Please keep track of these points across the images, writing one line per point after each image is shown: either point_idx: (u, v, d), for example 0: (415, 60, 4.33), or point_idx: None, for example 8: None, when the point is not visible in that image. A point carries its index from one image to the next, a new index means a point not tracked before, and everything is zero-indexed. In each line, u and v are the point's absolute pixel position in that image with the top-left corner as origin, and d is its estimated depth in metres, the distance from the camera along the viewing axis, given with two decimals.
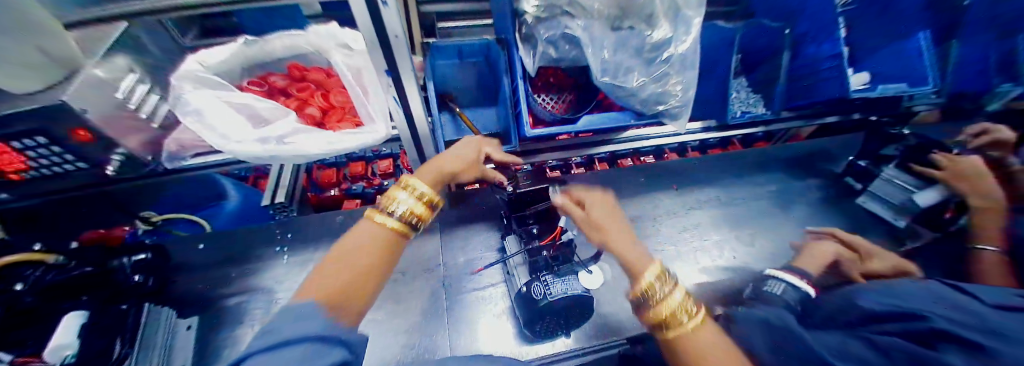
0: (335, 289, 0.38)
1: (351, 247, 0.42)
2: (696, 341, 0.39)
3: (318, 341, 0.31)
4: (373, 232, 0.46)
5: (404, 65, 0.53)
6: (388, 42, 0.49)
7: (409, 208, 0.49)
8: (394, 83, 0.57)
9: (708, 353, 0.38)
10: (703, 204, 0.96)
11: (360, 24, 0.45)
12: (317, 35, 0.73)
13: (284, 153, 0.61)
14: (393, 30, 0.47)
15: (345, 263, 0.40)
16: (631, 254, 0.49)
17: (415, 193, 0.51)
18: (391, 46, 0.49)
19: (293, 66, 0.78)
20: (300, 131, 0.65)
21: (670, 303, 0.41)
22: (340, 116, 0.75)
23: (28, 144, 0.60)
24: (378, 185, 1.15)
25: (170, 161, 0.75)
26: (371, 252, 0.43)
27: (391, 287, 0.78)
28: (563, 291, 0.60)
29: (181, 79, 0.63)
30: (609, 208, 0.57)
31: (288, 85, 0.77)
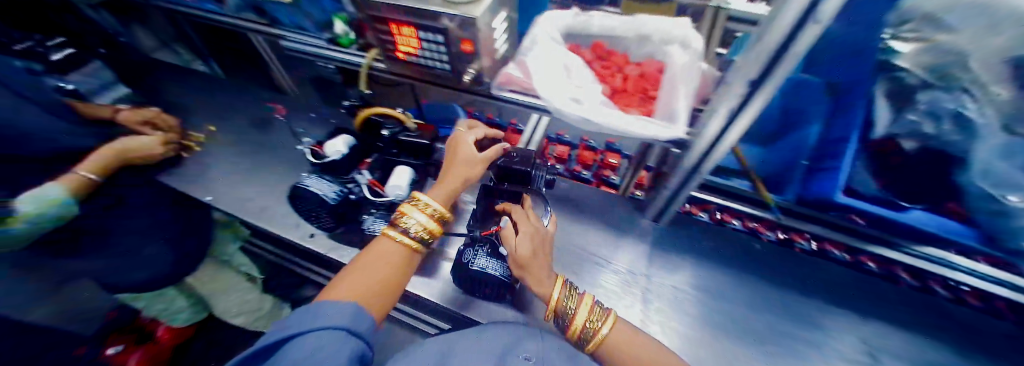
0: (361, 289, 0.58)
1: (369, 263, 0.62)
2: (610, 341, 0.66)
3: (337, 327, 0.50)
4: (393, 247, 0.65)
5: (772, 84, 0.52)
6: (781, 60, 0.48)
7: (419, 226, 0.67)
8: (748, 94, 0.55)
9: (628, 341, 0.66)
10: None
11: (773, 33, 0.46)
12: (647, 25, 0.80)
13: (593, 119, 0.73)
14: (801, 47, 0.46)
15: (370, 275, 0.60)
16: (548, 282, 0.70)
17: (426, 211, 0.68)
18: (776, 64, 0.49)
19: (599, 43, 0.85)
20: (601, 103, 0.75)
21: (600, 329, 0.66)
22: (629, 102, 0.79)
23: (433, 39, 0.74)
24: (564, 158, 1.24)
25: (499, 88, 0.82)
26: (391, 269, 0.63)
27: (580, 260, 0.87)
28: (480, 266, 0.79)
29: (540, 34, 0.78)
30: (540, 244, 0.73)
31: (593, 60, 0.85)
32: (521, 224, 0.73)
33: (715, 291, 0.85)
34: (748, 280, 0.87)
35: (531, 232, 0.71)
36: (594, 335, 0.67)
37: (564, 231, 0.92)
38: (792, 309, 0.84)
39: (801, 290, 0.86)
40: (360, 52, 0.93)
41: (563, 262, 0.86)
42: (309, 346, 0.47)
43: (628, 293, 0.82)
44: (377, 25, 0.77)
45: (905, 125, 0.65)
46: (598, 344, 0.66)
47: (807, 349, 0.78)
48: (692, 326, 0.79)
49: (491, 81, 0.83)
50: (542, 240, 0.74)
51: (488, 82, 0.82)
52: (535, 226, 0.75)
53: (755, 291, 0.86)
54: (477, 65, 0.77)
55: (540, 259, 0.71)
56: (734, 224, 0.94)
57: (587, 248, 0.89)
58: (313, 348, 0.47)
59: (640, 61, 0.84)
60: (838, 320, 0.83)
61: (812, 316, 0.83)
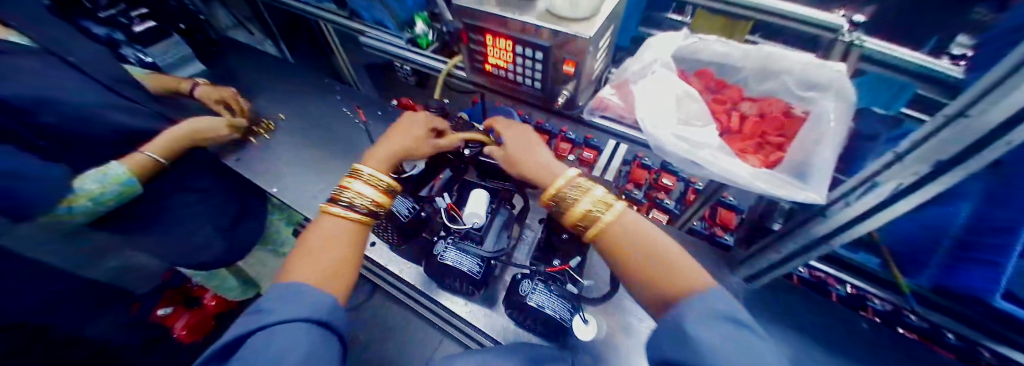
0: (305, 262, 0.51)
1: (318, 241, 0.55)
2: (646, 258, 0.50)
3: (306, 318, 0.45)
4: (342, 225, 0.58)
5: (963, 170, 0.41)
6: (987, 146, 0.38)
7: (363, 197, 0.60)
8: (929, 174, 0.44)
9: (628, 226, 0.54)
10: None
11: (985, 114, 0.36)
12: (778, 60, 0.69)
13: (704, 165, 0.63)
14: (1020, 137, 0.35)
15: (319, 252, 0.53)
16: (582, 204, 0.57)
17: (371, 183, 0.61)
18: (978, 149, 0.39)
19: (709, 72, 0.75)
20: (714, 145, 0.65)
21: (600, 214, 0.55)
22: (745, 146, 0.68)
23: (529, 54, 0.68)
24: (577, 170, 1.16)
25: (591, 114, 0.74)
26: (341, 242, 0.55)
27: None
28: (536, 304, 0.64)
29: (653, 60, 0.70)
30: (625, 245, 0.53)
31: (701, 91, 0.75)
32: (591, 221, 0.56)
33: None
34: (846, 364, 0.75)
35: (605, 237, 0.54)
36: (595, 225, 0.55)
37: None
38: None
39: None
40: (441, 58, 0.88)
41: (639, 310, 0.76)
42: (268, 339, 0.42)
43: None
44: (470, 34, 0.72)
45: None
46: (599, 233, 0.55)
47: None
48: None
49: (583, 106, 0.75)
50: (629, 229, 0.54)
51: (579, 106, 0.74)
52: (610, 210, 0.55)
53: None
54: (573, 87, 0.70)
55: (637, 262, 0.51)
56: (833, 290, 0.82)
57: None
58: (272, 347, 0.41)
59: (760, 99, 0.74)
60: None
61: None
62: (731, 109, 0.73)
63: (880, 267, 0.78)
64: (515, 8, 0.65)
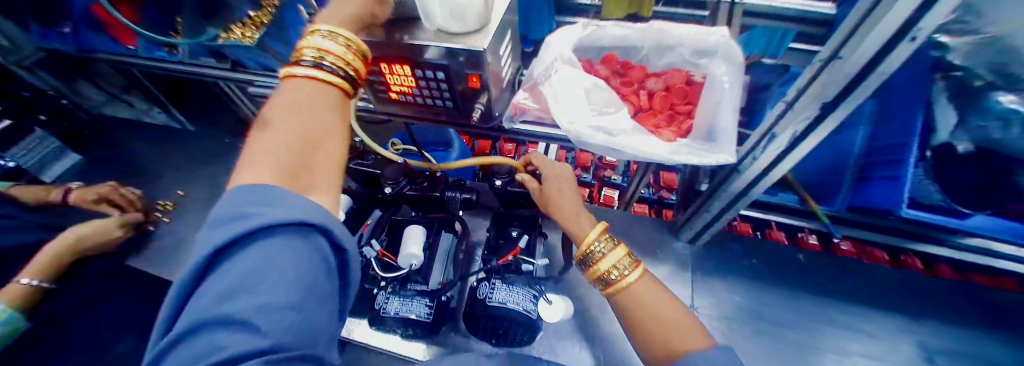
0: (283, 145, 0.35)
1: (284, 110, 0.38)
2: (633, 294, 0.53)
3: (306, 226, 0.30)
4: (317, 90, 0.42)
5: (847, 106, 0.44)
6: (868, 80, 0.40)
7: (325, 53, 0.43)
8: (818, 117, 0.47)
9: (650, 298, 0.52)
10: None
11: (856, 52, 0.38)
12: (670, 34, 0.72)
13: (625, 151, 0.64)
14: (891, 66, 0.38)
15: (299, 125, 0.37)
16: (582, 223, 0.59)
17: (334, 39, 0.44)
18: (861, 84, 0.41)
19: (613, 57, 0.77)
20: (630, 129, 0.66)
21: (604, 266, 0.55)
22: (658, 121, 0.71)
23: (431, 76, 0.64)
24: None
25: (509, 121, 0.72)
26: (324, 115, 0.40)
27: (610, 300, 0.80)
28: (498, 302, 0.60)
29: (555, 57, 0.69)
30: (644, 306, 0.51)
31: (609, 76, 0.76)
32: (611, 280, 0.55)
33: (754, 309, 0.80)
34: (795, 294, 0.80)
35: (629, 295, 0.53)
36: (610, 279, 0.55)
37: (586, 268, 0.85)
38: (846, 321, 0.78)
39: (841, 295, 0.82)
40: None
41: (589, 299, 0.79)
42: (265, 253, 0.28)
43: None
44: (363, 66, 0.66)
45: (970, 129, 0.57)
46: (618, 292, 0.54)
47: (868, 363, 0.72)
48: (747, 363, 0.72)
49: (502, 114, 0.73)
50: (650, 294, 0.53)
51: (497, 116, 0.72)
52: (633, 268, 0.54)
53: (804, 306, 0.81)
54: (485, 99, 0.67)
55: (646, 320, 0.51)
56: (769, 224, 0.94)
57: None
58: (268, 269, 0.27)
59: (662, 73, 0.77)
60: (894, 326, 0.77)
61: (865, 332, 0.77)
62: (639, 89, 0.75)
63: (800, 203, 0.85)
64: (402, 31, 0.60)
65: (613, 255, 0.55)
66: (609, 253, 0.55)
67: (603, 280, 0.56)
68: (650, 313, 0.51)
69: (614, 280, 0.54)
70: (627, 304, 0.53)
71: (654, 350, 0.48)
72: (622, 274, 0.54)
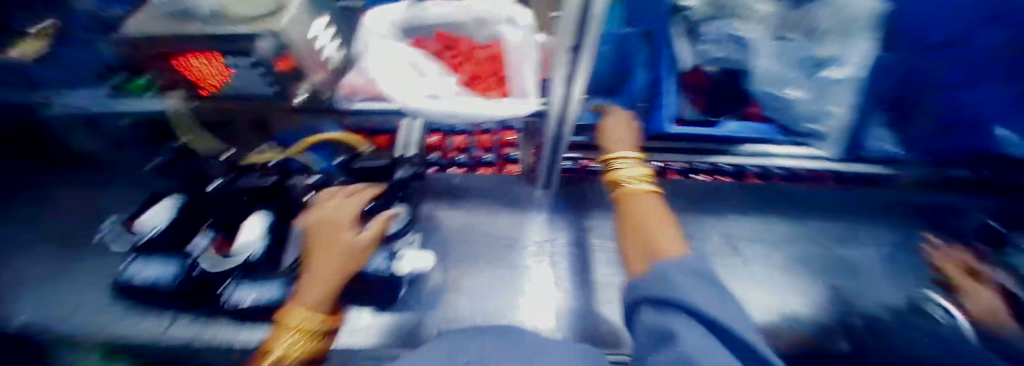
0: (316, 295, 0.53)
1: (325, 261, 0.57)
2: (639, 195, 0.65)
3: None
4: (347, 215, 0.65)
5: (586, 49, 0.54)
6: (586, 24, 0.49)
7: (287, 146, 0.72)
8: (573, 60, 0.57)
9: (642, 201, 0.64)
10: (817, 225, 0.94)
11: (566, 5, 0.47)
12: None
13: (449, 113, 0.70)
14: (593, 14, 0.47)
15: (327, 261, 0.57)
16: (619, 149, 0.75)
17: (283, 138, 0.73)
18: (583, 28, 0.51)
19: (444, 31, 0.82)
20: (457, 94, 0.73)
21: (626, 173, 0.68)
22: (486, 85, 0.78)
23: (238, 64, 0.63)
24: None
25: (343, 103, 0.74)
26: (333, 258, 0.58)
27: (480, 248, 0.84)
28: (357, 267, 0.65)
29: (373, 34, 0.72)
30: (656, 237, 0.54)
31: (441, 50, 0.81)
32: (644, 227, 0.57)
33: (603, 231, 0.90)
34: None
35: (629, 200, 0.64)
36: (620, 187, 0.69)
37: (455, 227, 0.87)
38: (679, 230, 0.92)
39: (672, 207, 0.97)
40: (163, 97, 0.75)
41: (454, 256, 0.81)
42: None
43: (540, 259, 0.82)
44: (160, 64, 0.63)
45: (701, 54, 0.73)
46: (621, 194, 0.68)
47: None
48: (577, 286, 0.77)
49: (336, 97, 0.74)
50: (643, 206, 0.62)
51: (328, 99, 0.74)
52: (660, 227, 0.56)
53: None
54: (307, 83, 0.70)
55: (640, 221, 0.59)
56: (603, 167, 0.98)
57: (487, 233, 0.87)
58: None
59: (488, 42, 0.84)
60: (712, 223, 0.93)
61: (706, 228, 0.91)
62: (468, 58, 0.81)
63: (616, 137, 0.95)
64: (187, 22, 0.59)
65: (635, 172, 0.68)
66: (633, 173, 0.68)
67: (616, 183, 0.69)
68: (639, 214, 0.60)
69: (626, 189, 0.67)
70: (624, 201, 0.66)
71: (643, 236, 0.55)
72: (632, 181, 0.68)
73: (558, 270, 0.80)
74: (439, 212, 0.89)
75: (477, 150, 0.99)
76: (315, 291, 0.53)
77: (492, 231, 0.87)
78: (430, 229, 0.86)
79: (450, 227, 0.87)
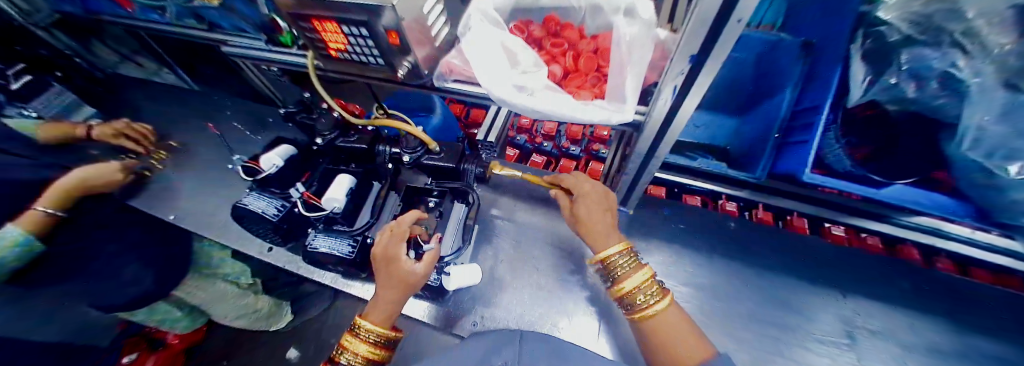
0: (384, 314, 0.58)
1: (388, 285, 0.58)
2: (660, 320, 0.54)
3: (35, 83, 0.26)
4: (407, 221, 0.61)
5: (715, 58, 0.44)
6: (726, 27, 0.40)
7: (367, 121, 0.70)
8: (689, 71, 0.48)
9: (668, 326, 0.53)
10: (997, 351, 0.67)
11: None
12: None
13: (533, 109, 0.65)
14: (740, 15, 0.38)
15: (389, 284, 0.58)
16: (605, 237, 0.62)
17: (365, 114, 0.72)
18: (722, 34, 0.41)
19: (552, 17, 0.77)
20: (548, 88, 0.68)
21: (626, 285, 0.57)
22: (582, 82, 0.71)
23: (356, 32, 0.67)
24: (537, 144, 1.21)
25: (439, 80, 0.76)
26: (395, 281, 0.58)
27: (537, 251, 0.80)
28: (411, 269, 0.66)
29: (478, 12, 0.70)
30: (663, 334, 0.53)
31: (543, 37, 0.77)
32: (636, 305, 0.56)
33: (676, 270, 0.78)
34: (727, 264, 0.78)
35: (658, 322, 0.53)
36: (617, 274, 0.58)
37: (515, 223, 0.84)
38: (776, 295, 0.74)
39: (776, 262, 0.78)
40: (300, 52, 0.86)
41: (509, 257, 0.79)
42: None
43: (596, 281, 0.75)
44: (300, 23, 0.71)
45: (884, 89, 0.54)
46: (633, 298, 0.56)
47: (778, 332, 0.70)
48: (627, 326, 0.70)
49: (434, 74, 0.75)
50: (669, 324, 0.53)
51: (427, 75, 0.75)
52: (661, 297, 0.55)
53: (736, 273, 0.77)
54: (411, 57, 0.69)
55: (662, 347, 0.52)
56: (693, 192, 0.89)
57: (547, 238, 0.82)
58: None
59: (596, 35, 0.76)
60: (825, 298, 0.73)
61: (807, 301, 0.73)
62: (570, 50, 0.74)
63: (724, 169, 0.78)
64: None
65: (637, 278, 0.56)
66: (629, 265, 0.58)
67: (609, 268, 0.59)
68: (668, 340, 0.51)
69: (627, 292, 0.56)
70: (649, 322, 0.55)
71: None
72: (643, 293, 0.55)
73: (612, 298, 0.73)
74: (506, 202, 0.87)
75: (566, 140, 1.17)
76: (384, 314, 0.57)
77: (553, 237, 0.82)
78: (492, 218, 0.85)
79: (510, 221, 0.84)
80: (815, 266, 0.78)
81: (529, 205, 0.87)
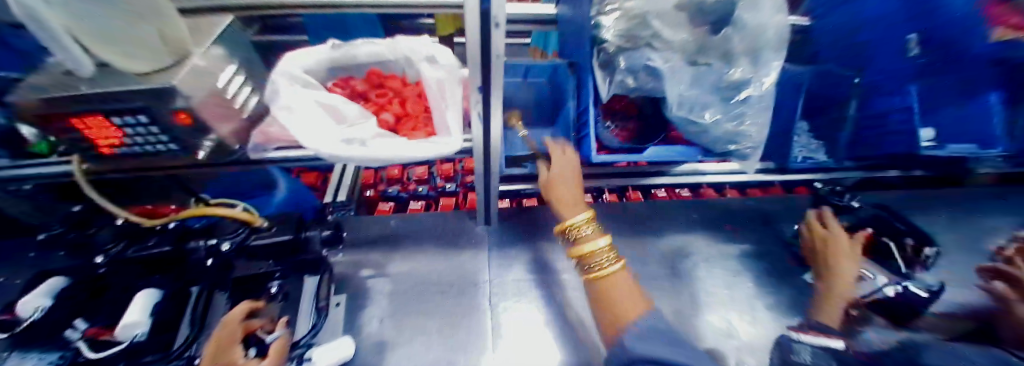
0: None
1: None
2: (615, 280, 0.57)
3: None
4: (234, 315, 0.55)
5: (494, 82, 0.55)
6: (489, 58, 0.51)
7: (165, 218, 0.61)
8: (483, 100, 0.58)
9: (625, 287, 0.56)
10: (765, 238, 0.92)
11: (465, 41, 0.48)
12: (402, 44, 0.79)
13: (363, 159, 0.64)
14: (493, 47, 0.48)
15: None
16: (566, 197, 0.66)
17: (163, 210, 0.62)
18: (489, 65, 0.52)
19: (373, 72, 0.82)
20: (378, 136, 0.70)
21: (596, 244, 0.59)
22: (414, 124, 0.76)
23: (130, 121, 0.59)
24: (412, 191, 1.20)
25: (256, 153, 0.69)
26: None
27: (421, 295, 0.78)
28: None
29: (283, 77, 0.69)
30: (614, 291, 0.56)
31: (367, 90, 0.79)
32: (592, 265, 0.59)
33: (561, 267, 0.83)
34: None
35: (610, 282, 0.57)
36: (571, 233, 0.62)
37: (392, 276, 0.81)
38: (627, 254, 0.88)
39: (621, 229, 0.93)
40: (59, 159, 0.70)
41: (388, 313, 0.74)
42: None
43: (487, 306, 0.76)
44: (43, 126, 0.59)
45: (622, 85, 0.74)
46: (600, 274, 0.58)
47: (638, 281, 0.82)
48: (532, 337, 0.71)
49: (249, 147, 0.70)
50: (624, 289, 0.56)
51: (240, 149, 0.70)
52: (616, 260, 0.59)
53: None
54: (213, 134, 0.64)
55: (607, 304, 0.55)
56: None
57: (433, 281, 0.80)
58: None
59: (416, 82, 0.83)
60: (660, 243, 0.90)
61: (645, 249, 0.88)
62: (395, 98, 0.79)
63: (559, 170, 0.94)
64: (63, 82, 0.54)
65: (602, 241, 0.59)
66: (591, 225, 0.61)
67: (564, 229, 0.63)
68: (614, 296, 0.55)
69: (599, 264, 0.58)
70: (601, 283, 0.58)
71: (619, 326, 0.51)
72: (606, 261, 0.58)
73: (504, 315, 0.74)
74: (375, 257, 0.84)
75: None
76: None
77: (439, 277, 0.81)
78: (365, 279, 0.80)
79: (383, 276, 0.81)
80: (647, 222, 0.95)
81: (401, 252, 0.86)
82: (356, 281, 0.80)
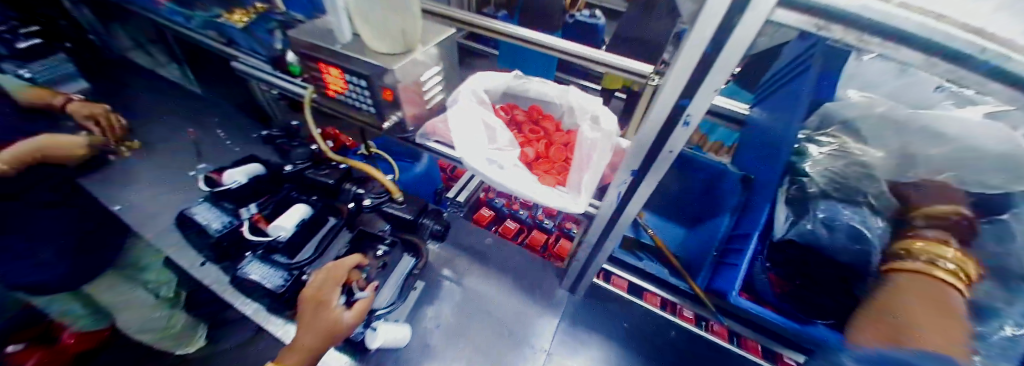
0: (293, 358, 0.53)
1: (307, 329, 0.55)
2: (917, 295, 0.44)
3: None
4: (350, 261, 0.62)
5: (654, 173, 0.50)
6: (661, 153, 0.46)
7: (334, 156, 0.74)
8: (630, 182, 0.54)
9: (923, 298, 0.43)
10: None
11: (646, 125, 0.44)
12: (574, 95, 0.80)
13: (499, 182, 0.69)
14: (674, 142, 0.44)
15: (312, 327, 0.55)
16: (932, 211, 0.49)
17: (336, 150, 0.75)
18: (658, 159, 0.48)
19: (534, 107, 0.87)
20: (516, 167, 0.72)
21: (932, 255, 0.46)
22: (549, 169, 0.78)
23: (354, 81, 0.73)
24: None
25: (422, 137, 0.82)
26: (319, 327, 0.55)
27: (479, 323, 0.78)
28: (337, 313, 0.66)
29: (468, 89, 0.78)
30: (930, 288, 0.44)
31: (524, 121, 0.85)
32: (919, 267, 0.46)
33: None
34: None
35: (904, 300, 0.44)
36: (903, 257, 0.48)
37: (464, 290, 0.82)
38: None
39: None
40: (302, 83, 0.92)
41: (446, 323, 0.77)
42: None
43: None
44: (308, 62, 0.78)
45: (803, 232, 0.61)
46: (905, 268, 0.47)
47: None
48: None
49: (417, 131, 0.81)
50: (914, 321, 0.41)
51: (410, 130, 0.81)
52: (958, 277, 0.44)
53: None
54: (399, 113, 0.76)
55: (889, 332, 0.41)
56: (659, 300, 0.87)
57: (495, 316, 0.79)
58: None
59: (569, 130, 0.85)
60: None
61: None
62: (544, 137, 0.83)
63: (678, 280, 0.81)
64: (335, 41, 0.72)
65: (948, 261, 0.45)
66: (946, 260, 0.45)
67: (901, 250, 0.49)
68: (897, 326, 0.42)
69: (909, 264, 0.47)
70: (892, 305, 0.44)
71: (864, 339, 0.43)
72: (950, 264, 0.44)
73: None
74: (459, 264, 0.87)
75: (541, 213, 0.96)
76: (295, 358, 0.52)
77: (503, 314, 0.80)
78: (443, 280, 0.84)
79: (457, 286, 0.83)
80: None
81: (483, 271, 0.86)
82: (435, 277, 0.84)
